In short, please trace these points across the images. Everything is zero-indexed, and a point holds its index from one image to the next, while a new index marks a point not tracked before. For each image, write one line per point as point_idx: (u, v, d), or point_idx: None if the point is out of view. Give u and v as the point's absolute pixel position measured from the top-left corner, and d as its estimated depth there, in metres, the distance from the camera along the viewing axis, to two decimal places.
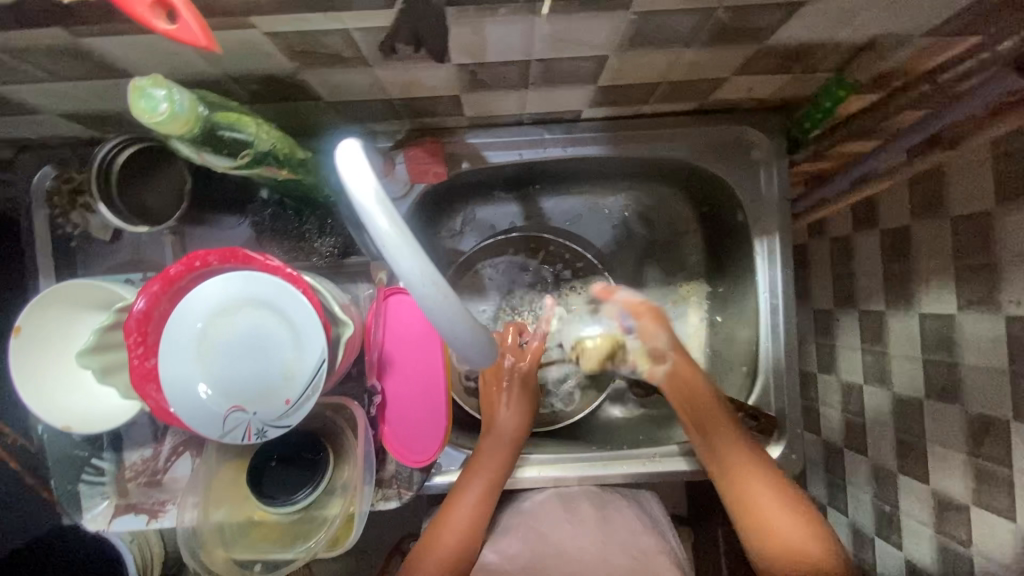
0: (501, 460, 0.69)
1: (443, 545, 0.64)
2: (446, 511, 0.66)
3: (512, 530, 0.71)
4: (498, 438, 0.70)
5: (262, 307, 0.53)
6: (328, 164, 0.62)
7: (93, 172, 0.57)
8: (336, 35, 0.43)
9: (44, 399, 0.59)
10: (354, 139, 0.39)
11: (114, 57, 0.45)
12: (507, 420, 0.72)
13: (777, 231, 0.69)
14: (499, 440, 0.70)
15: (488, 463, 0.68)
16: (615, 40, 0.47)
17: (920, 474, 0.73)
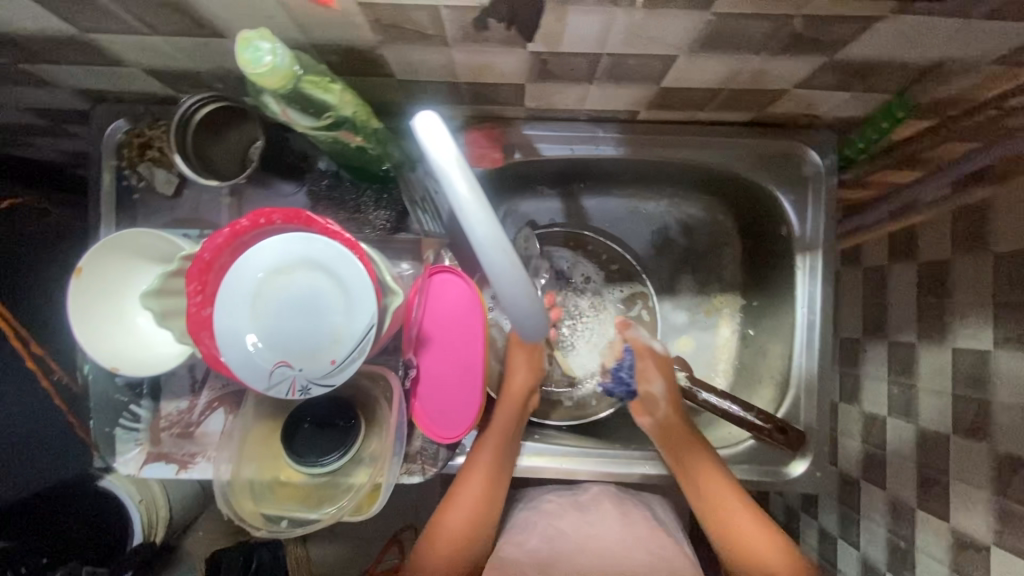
0: (512, 431, 0.70)
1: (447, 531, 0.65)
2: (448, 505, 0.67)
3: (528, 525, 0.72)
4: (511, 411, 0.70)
5: (319, 269, 0.55)
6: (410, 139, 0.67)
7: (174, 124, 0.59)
8: (425, 11, 0.45)
9: (97, 338, 0.61)
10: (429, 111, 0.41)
11: (213, 16, 0.47)
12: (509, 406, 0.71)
13: (821, 247, 0.69)
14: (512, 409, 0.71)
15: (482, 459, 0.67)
16: (688, 41, 0.49)
17: (941, 510, 0.72)
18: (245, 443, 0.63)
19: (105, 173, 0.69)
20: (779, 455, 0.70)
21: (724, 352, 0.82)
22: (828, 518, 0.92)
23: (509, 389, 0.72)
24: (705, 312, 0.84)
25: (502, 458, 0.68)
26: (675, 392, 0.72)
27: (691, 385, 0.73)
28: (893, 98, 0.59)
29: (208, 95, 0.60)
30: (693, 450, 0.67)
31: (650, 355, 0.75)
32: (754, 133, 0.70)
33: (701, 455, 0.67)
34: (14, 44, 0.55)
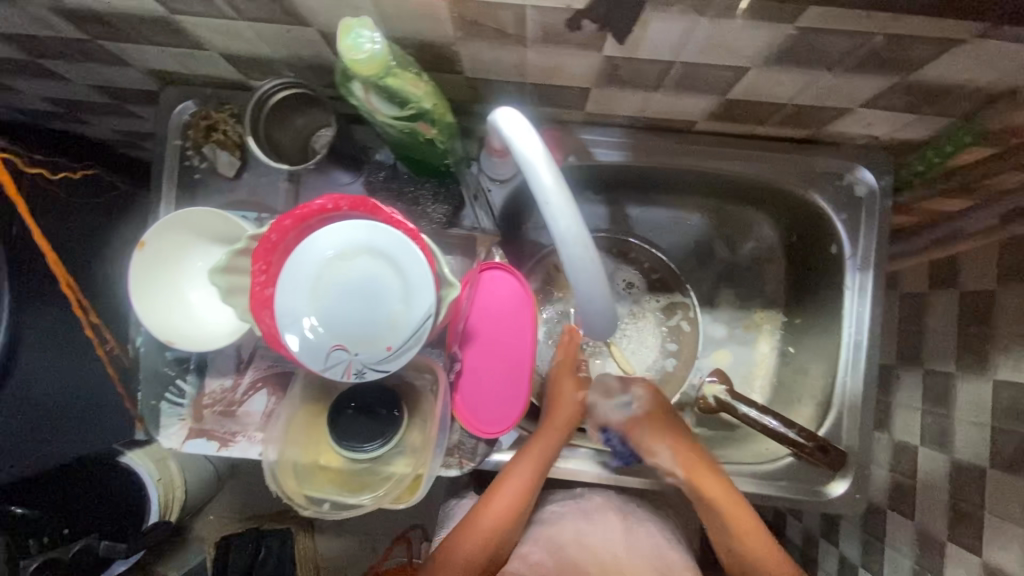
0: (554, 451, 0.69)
1: (477, 534, 0.63)
2: (480, 509, 0.65)
3: (558, 528, 0.71)
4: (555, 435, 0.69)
5: (380, 257, 0.56)
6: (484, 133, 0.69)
7: (251, 103, 0.61)
8: (511, 11, 0.46)
9: (157, 312, 0.63)
10: (506, 110, 0.43)
11: (303, 5, 0.49)
12: (561, 419, 0.70)
13: (872, 268, 0.69)
14: (557, 433, 0.69)
15: (523, 467, 0.66)
16: (765, 54, 0.49)
17: (973, 544, 0.71)
18: (291, 425, 0.64)
19: (170, 152, 0.71)
20: (817, 474, 0.70)
21: (762, 368, 0.81)
22: (849, 547, 0.90)
23: (559, 407, 0.71)
24: (744, 327, 0.83)
25: (541, 470, 0.67)
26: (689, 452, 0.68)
27: (731, 398, 0.73)
28: (960, 122, 0.59)
29: (291, 82, 0.61)
30: (711, 481, 0.66)
31: (640, 421, 0.71)
32: (810, 149, 0.70)
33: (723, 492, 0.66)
34: (102, 21, 0.57)
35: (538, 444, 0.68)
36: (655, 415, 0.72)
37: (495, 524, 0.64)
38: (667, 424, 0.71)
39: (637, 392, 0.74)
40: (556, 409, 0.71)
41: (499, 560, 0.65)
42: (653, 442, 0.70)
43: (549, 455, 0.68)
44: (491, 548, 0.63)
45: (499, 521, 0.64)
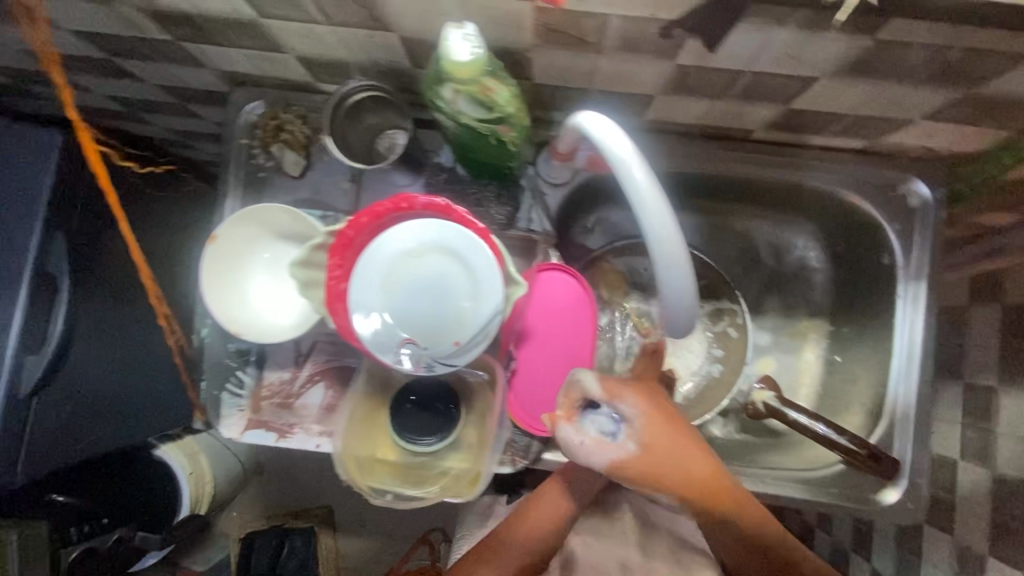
0: None
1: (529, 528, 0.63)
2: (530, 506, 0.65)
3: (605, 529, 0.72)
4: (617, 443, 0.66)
5: (450, 255, 0.58)
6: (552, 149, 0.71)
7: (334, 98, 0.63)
8: (596, 20, 0.48)
9: (228, 305, 0.66)
10: (588, 115, 0.44)
11: (392, 11, 0.51)
12: None
13: (926, 278, 0.70)
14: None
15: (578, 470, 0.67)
16: (836, 65, 0.51)
17: (1017, 560, 0.70)
18: (352, 418, 0.66)
19: (239, 150, 0.73)
20: (870, 482, 0.70)
21: (807, 376, 0.82)
22: (883, 562, 0.89)
23: None
24: (789, 336, 0.84)
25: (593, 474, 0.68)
26: (703, 486, 0.56)
27: (780, 405, 0.73)
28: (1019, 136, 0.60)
29: (373, 83, 0.63)
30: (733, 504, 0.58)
31: (634, 458, 0.53)
32: (863, 160, 0.71)
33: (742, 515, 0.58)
34: (190, 24, 0.59)
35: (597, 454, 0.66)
36: (655, 446, 0.54)
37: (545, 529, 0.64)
38: (670, 458, 0.54)
39: (627, 411, 0.54)
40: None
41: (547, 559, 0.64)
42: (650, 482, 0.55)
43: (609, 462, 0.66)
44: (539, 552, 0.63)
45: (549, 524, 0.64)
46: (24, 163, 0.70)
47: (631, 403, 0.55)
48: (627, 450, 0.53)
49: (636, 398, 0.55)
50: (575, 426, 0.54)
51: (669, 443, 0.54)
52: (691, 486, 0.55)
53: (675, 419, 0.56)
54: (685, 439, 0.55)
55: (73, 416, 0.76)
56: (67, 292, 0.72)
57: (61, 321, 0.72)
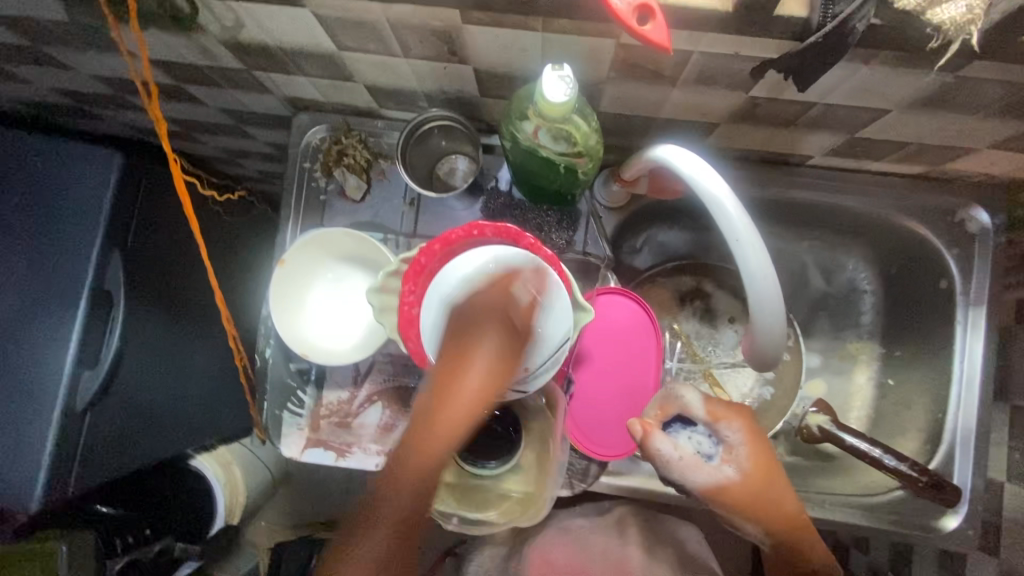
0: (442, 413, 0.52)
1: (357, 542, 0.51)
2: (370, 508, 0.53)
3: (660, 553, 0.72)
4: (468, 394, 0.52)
5: (522, 282, 0.58)
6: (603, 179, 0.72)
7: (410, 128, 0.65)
8: (678, 56, 0.49)
9: (294, 327, 0.67)
10: (673, 151, 0.45)
11: (474, 45, 0.52)
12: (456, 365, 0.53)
13: (984, 304, 0.70)
14: (469, 401, 0.52)
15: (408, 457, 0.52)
16: (912, 98, 0.51)
17: None
18: None
19: (300, 174, 0.75)
20: (931, 509, 0.70)
21: (858, 399, 0.82)
22: None
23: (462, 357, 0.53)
24: (839, 357, 0.84)
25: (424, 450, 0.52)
26: (783, 512, 0.59)
27: (835, 429, 0.72)
28: None
29: (449, 116, 0.66)
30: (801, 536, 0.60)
31: (724, 478, 0.58)
32: (920, 186, 0.72)
33: (810, 550, 0.61)
34: (267, 54, 0.61)
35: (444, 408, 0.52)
36: (751, 473, 0.58)
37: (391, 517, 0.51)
38: (765, 485, 0.58)
39: (727, 435, 0.60)
40: (462, 354, 0.53)
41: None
42: (731, 503, 0.58)
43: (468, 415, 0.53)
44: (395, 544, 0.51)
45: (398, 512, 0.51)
46: (86, 182, 0.72)
47: (734, 428, 0.60)
48: (723, 472, 0.58)
49: (740, 425, 0.60)
50: (673, 443, 0.58)
51: (767, 470, 0.59)
52: (768, 510, 0.59)
53: (770, 449, 0.60)
54: (781, 471, 0.59)
55: (123, 427, 0.78)
56: (121, 310, 0.72)
57: (117, 334, 0.72)
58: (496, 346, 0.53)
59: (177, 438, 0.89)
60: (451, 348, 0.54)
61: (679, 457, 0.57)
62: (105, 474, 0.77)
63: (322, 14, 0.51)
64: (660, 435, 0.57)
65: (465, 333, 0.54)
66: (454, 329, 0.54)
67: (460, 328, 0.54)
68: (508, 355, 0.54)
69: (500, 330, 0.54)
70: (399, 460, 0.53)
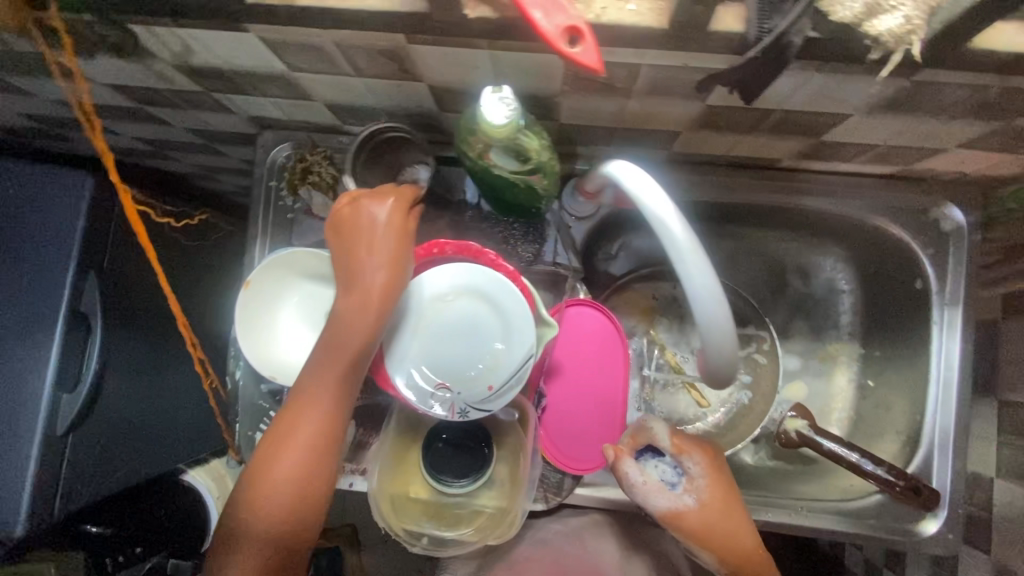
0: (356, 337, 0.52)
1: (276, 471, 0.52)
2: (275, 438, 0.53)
3: None
4: (366, 284, 0.52)
5: (482, 298, 0.58)
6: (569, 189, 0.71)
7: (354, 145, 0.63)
8: (627, 68, 0.47)
9: (262, 349, 0.67)
10: (624, 165, 0.45)
11: (422, 63, 0.51)
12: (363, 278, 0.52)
13: (961, 303, 0.69)
14: (366, 299, 0.52)
15: (318, 387, 0.53)
16: (871, 103, 0.50)
17: None
18: (382, 458, 0.67)
19: (266, 192, 0.74)
20: (911, 514, 0.69)
21: (838, 401, 0.81)
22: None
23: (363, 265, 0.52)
24: (819, 359, 0.83)
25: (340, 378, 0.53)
26: (742, 542, 0.61)
27: (813, 434, 0.72)
28: None
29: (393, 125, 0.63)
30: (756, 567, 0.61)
31: (685, 507, 0.61)
32: (892, 185, 0.71)
33: None
34: (221, 77, 0.60)
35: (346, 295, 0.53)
36: (712, 502, 0.61)
37: (317, 412, 0.53)
38: (723, 514, 0.61)
39: (689, 466, 0.63)
40: (354, 242, 0.53)
41: (310, 511, 0.53)
42: (691, 533, 0.61)
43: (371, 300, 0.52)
44: (323, 437, 0.53)
45: (321, 406, 0.53)
46: (56, 204, 0.70)
47: (696, 460, 0.63)
48: (683, 500, 0.61)
49: (701, 457, 0.63)
50: (638, 468, 0.61)
51: (724, 499, 0.62)
52: (730, 539, 0.60)
53: (729, 482, 0.63)
54: (739, 506, 0.62)
55: (109, 447, 0.77)
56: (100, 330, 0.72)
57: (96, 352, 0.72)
58: (384, 237, 0.53)
59: (166, 456, 0.89)
60: (341, 242, 0.53)
61: (642, 484, 0.61)
62: (96, 495, 0.76)
63: (267, 39, 0.51)
64: (627, 460, 0.61)
65: (353, 221, 0.53)
66: (339, 221, 0.54)
67: (344, 222, 0.54)
68: (401, 233, 0.53)
69: (387, 211, 0.53)
70: (308, 377, 0.54)
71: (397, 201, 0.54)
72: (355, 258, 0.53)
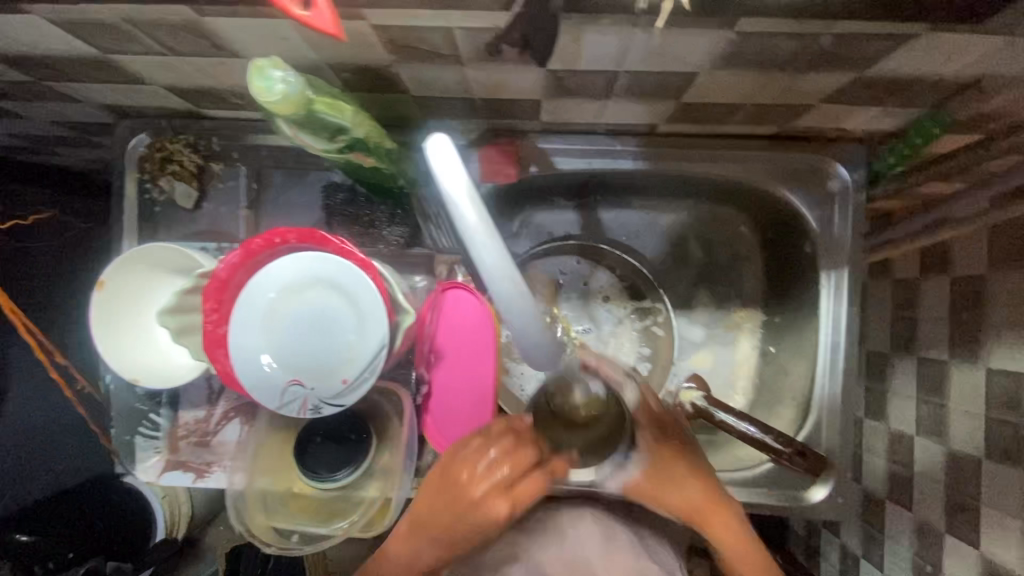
0: (438, 539, 0.53)
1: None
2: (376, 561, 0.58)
3: None
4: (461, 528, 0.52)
5: (331, 289, 0.55)
6: (418, 160, 0.66)
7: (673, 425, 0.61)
8: (439, 32, 0.44)
9: (118, 351, 0.63)
10: (439, 133, 0.39)
11: (230, 38, 0.47)
12: (461, 523, 0.52)
13: (846, 265, 0.68)
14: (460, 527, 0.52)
15: (405, 539, 0.56)
16: (711, 59, 0.47)
17: (970, 535, 0.63)
18: (260, 455, 0.65)
19: (128, 186, 0.70)
20: (799, 480, 0.69)
21: (743, 369, 0.80)
22: (849, 536, 0.82)
23: (457, 521, 0.52)
24: (725, 327, 0.81)
25: (424, 543, 0.55)
26: (694, 491, 0.56)
27: (708, 405, 0.70)
28: (929, 113, 0.57)
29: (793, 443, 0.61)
30: (733, 548, 0.56)
31: (637, 481, 0.56)
32: (778, 146, 0.68)
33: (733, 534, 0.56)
34: (39, 66, 0.56)
35: (438, 538, 0.53)
36: (652, 461, 0.56)
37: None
38: (666, 468, 0.56)
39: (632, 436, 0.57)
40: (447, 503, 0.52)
41: None
42: (653, 501, 0.56)
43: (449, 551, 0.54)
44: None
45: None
46: None
47: (648, 433, 0.57)
48: (631, 474, 0.56)
49: (640, 420, 0.58)
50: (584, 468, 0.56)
51: (670, 472, 0.56)
52: (679, 493, 0.56)
53: (681, 451, 0.57)
54: (677, 452, 0.57)
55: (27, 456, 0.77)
56: None
57: None
58: (477, 505, 0.51)
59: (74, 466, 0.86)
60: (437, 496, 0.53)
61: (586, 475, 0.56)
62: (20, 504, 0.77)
63: (57, 20, 0.46)
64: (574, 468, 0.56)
65: (450, 493, 0.52)
66: (457, 476, 0.52)
67: (456, 476, 0.52)
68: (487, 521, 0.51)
69: (501, 515, 0.51)
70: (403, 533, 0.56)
71: (517, 500, 0.51)
72: (454, 529, 0.52)
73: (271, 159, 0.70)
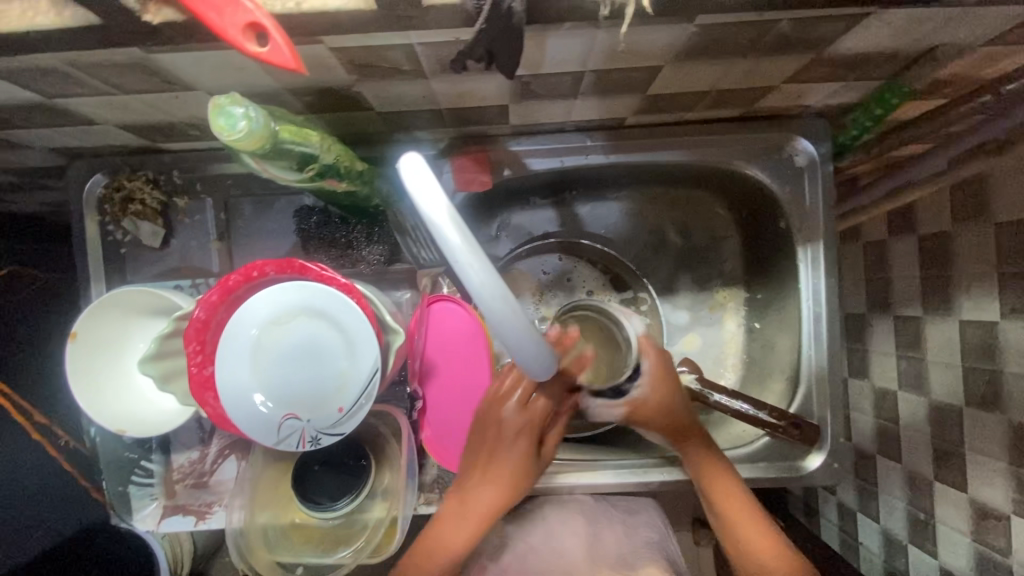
0: (486, 462, 0.63)
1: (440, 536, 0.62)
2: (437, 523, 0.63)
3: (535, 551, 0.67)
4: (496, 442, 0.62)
5: (318, 317, 0.54)
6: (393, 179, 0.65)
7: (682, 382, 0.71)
8: (399, 50, 0.43)
9: (97, 404, 0.61)
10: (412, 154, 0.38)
11: (182, 72, 0.46)
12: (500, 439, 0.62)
13: (821, 237, 0.70)
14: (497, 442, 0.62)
15: (462, 482, 0.63)
16: (675, 51, 0.47)
17: (957, 481, 0.66)
18: (257, 489, 0.64)
19: (88, 230, 0.67)
20: (795, 450, 0.71)
21: (730, 346, 0.82)
22: (845, 493, 0.85)
23: (495, 439, 0.62)
24: (709, 308, 0.83)
25: (478, 475, 0.63)
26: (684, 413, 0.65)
27: (701, 388, 0.70)
28: (886, 83, 0.58)
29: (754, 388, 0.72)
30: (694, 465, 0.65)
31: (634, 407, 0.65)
32: (745, 128, 0.69)
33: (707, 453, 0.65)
34: None
35: (483, 474, 0.62)
36: (650, 392, 0.64)
37: (456, 541, 0.62)
38: (662, 398, 0.64)
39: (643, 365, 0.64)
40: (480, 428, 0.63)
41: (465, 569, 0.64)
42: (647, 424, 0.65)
43: (500, 487, 0.63)
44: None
45: (467, 535, 0.62)
46: None
47: (651, 365, 0.64)
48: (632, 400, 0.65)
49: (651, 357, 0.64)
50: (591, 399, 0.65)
51: (668, 395, 0.64)
52: (668, 415, 0.64)
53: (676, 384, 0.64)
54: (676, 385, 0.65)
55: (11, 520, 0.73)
56: None
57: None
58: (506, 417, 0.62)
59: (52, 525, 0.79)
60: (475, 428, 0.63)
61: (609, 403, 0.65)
62: None
63: None
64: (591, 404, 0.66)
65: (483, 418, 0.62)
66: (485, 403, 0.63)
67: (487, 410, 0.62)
68: (514, 427, 0.62)
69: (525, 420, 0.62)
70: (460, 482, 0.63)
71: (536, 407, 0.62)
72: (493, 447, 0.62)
73: (238, 187, 0.68)
